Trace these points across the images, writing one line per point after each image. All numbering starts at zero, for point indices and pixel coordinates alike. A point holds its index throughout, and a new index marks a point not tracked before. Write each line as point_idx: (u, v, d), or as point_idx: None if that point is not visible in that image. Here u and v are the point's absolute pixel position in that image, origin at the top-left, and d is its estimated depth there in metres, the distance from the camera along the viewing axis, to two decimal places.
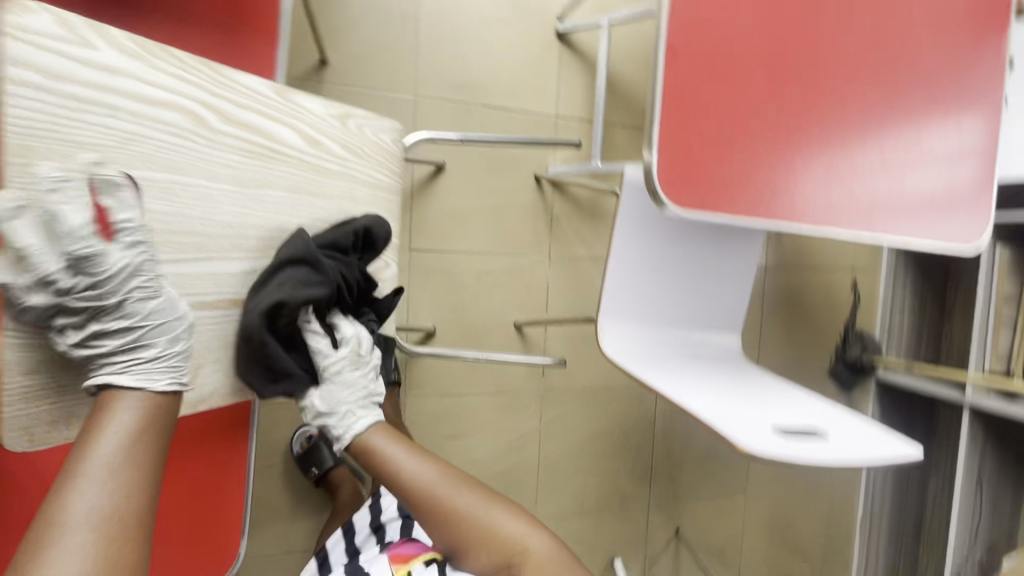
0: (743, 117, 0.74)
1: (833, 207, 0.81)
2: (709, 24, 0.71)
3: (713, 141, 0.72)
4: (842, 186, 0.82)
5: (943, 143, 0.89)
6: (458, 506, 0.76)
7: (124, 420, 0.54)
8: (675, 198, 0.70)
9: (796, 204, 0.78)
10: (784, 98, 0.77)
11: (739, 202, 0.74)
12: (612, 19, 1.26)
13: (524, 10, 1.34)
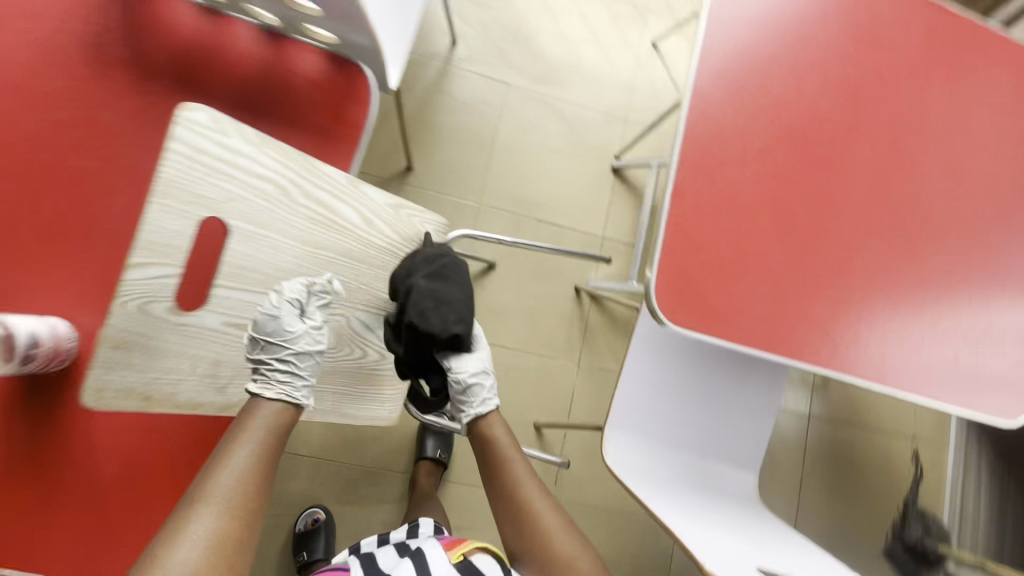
0: (750, 251, 0.82)
1: (839, 350, 0.84)
2: (722, 183, 0.82)
3: (723, 274, 0.80)
4: (850, 336, 0.85)
5: (966, 316, 0.91)
6: (529, 496, 0.74)
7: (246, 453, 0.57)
8: (673, 315, 0.77)
9: (800, 338, 0.83)
10: (793, 251, 0.84)
11: (738, 328, 0.80)
12: (662, 162, 1.45)
13: (584, 145, 1.55)
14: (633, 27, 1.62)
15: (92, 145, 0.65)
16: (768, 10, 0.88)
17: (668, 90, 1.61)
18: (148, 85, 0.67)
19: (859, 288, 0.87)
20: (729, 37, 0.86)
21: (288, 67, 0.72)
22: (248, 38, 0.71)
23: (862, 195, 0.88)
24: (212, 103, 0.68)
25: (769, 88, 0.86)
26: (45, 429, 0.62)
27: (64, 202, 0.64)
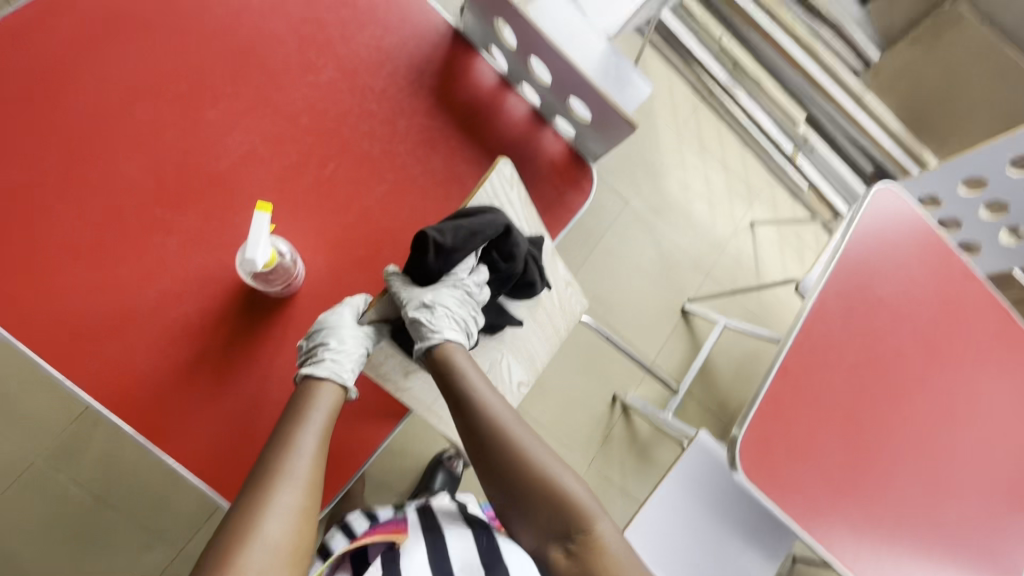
0: (818, 443, 0.95)
1: (857, 556, 0.96)
2: (817, 377, 0.96)
3: (793, 452, 0.93)
4: (867, 549, 0.97)
5: (961, 574, 1.03)
6: (529, 455, 0.64)
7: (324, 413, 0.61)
8: (746, 465, 0.90)
9: (830, 531, 0.95)
10: (848, 456, 0.98)
11: (788, 501, 0.92)
12: (729, 324, 1.61)
13: (667, 279, 1.73)
14: (740, 203, 1.86)
15: (382, 139, 0.79)
16: (889, 261, 1.07)
17: (749, 266, 1.82)
18: (444, 110, 0.83)
19: (886, 511, 0.99)
20: (856, 268, 1.04)
21: (540, 144, 0.89)
22: (523, 112, 0.89)
23: (912, 434, 1.03)
24: (480, 146, 0.84)
25: (872, 318, 1.03)
26: (250, 341, 0.70)
27: (345, 170, 0.77)
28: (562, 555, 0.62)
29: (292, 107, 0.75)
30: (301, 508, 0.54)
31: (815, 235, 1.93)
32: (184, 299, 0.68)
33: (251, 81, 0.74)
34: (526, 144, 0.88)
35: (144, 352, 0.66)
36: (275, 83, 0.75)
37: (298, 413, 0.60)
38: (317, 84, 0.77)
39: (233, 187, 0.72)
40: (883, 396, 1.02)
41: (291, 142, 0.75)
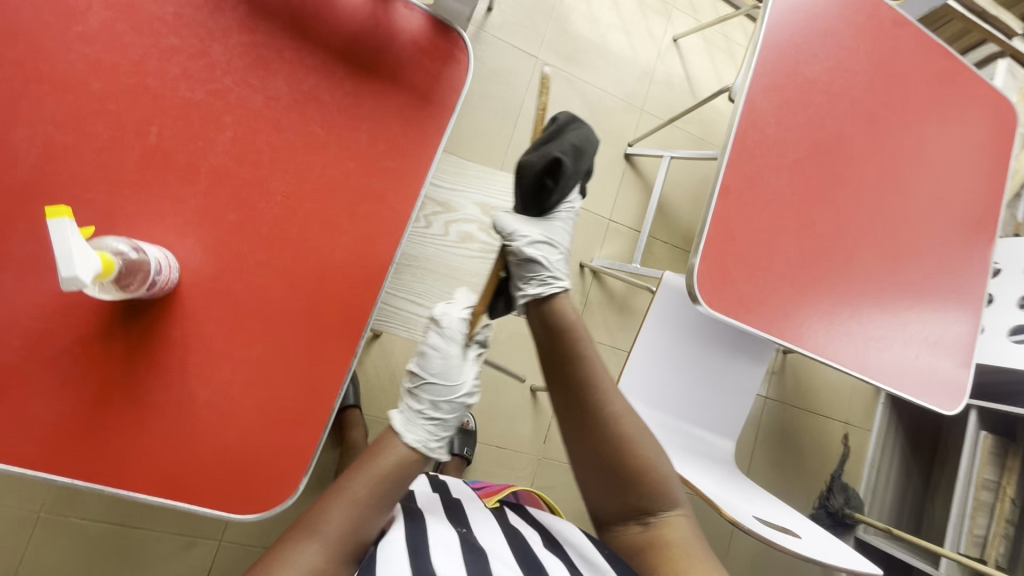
0: (774, 251, 0.94)
1: (830, 341, 1.00)
2: (760, 184, 0.92)
3: (752, 268, 0.92)
4: (839, 331, 1.01)
5: (928, 323, 1.09)
6: (625, 429, 0.73)
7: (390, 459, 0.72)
8: (708, 296, 0.89)
9: (803, 328, 0.97)
10: (806, 251, 0.97)
11: (755, 314, 0.93)
12: (674, 155, 1.54)
13: (602, 129, 1.62)
14: (658, 20, 1.68)
15: (200, 77, 0.65)
16: (814, 34, 0.97)
17: (683, 87, 1.70)
18: (262, 16, 0.68)
19: (851, 291, 1.02)
20: (781, 54, 0.94)
21: (392, 23, 0.74)
22: None
23: (865, 210, 1.02)
24: (321, 48, 0.70)
25: (806, 104, 0.96)
26: (154, 348, 0.64)
27: (172, 128, 0.64)
28: (637, 529, 0.73)
29: (75, 72, 0.61)
30: (318, 564, 0.64)
31: (743, 31, 1.78)
32: (57, 332, 0.61)
33: (10, 57, 0.60)
34: (375, 27, 0.73)
35: (32, 398, 0.60)
36: (40, 48, 0.60)
37: (364, 463, 0.71)
38: (91, 34, 0.62)
39: (50, 191, 0.61)
40: (831, 181, 0.98)
41: (93, 117, 0.62)
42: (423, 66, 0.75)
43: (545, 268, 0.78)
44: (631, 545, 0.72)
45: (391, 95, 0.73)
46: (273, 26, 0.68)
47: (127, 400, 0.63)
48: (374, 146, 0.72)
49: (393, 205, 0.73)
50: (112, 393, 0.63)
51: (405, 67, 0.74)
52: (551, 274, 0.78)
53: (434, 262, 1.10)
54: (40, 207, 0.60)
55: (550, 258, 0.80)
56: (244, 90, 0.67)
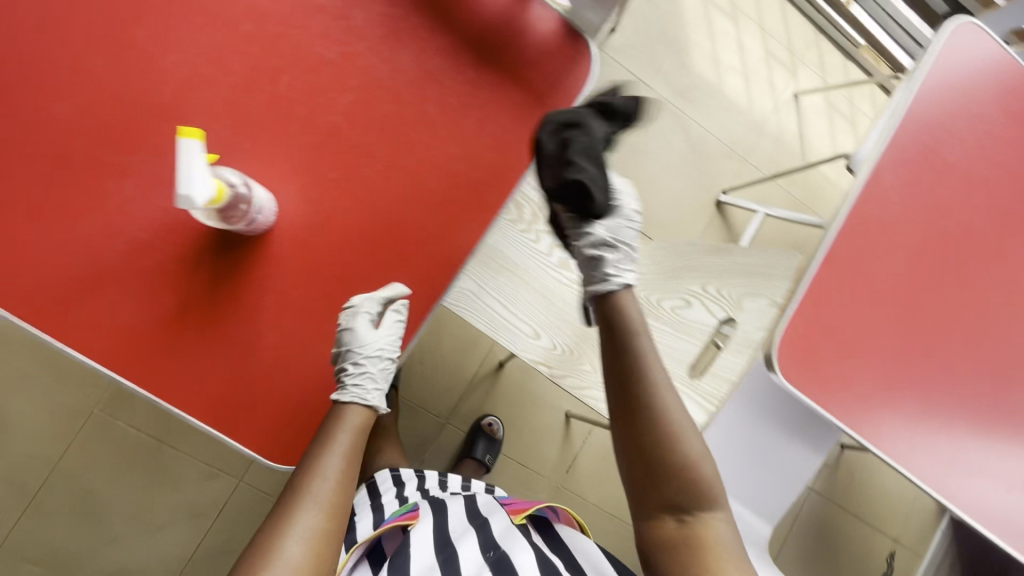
0: (867, 338, 0.87)
1: (916, 451, 0.88)
2: (866, 260, 0.85)
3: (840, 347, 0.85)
4: (931, 443, 0.89)
5: None
6: (691, 451, 0.66)
7: (342, 434, 0.67)
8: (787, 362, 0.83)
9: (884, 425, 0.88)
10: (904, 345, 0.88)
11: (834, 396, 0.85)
12: (769, 213, 1.47)
13: (698, 171, 1.57)
14: (782, 73, 1.62)
15: (338, 39, 0.68)
16: (962, 115, 0.89)
17: (794, 145, 1.62)
18: None
19: (953, 402, 0.90)
20: (920, 129, 0.87)
21: (526, 22, 0.74)
22: None
23: (982, 316, 0.92)
24: (452, 32, 0.71)
25: (939, 186, 0.88)
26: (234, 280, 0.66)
27: (301, 81, 0.67)
28: (675, 526, 0.65)
29: (227, 13, 0.65)
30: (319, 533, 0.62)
31: (871, 101, 1.67)
32: (157, 249, 0.65)
33: None
34: (509, 22, 0.73)
35: (121, 304, 0.65)
36: None
37: (313, 451, 0.65)
38: None
39: (181, 116, 0.64)
40: (947, 275, 0.89)
41: (234, 56, 0.65)
42: (546, 69, 0.74)
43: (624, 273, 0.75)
44: (674, 548, 0.64)
45: (508, 91, 0.73)
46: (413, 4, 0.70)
47: (200, 324, 0.66)
48: (480, 138, 0.72)
49: (484, 196, 0.72)
50: (190, 316, 0.66)
51: (528, 67, 0.74)
52: (609, 271, 0.74)
53: (534, 278, 1.02)
54: (167, 129, 0.64)
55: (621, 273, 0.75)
56: (373, 58, 0.69)
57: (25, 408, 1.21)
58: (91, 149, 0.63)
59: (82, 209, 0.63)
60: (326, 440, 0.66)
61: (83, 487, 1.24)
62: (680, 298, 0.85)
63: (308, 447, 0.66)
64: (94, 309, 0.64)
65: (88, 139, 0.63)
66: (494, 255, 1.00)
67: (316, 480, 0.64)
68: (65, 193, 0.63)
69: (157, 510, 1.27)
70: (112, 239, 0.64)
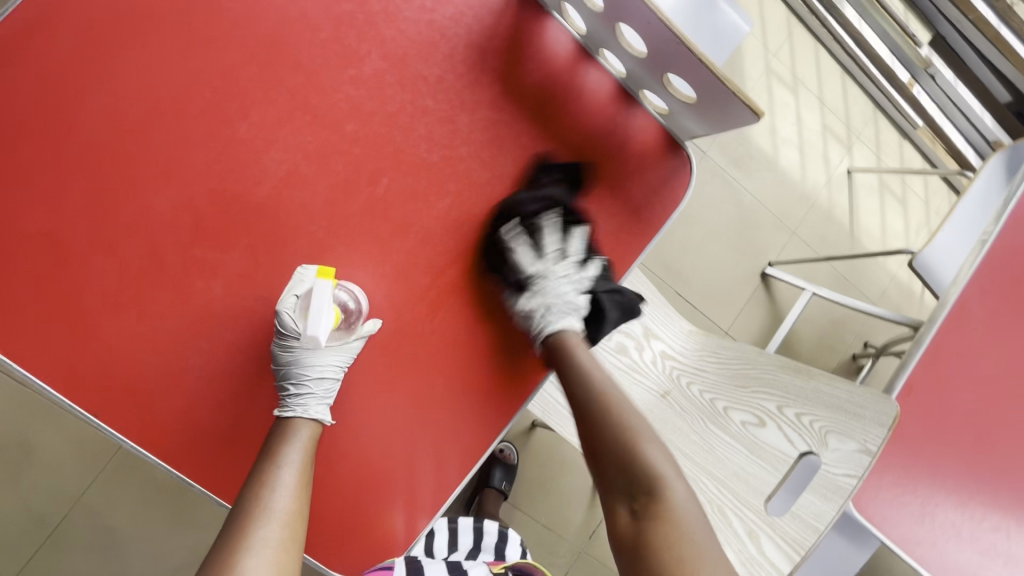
0: (941, 470, 0.83)
1: None
2: (945, 389, 0.83)
3: (914, 474, 0.83)
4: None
5: None
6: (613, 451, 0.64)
7: (294, 451, 0.60)
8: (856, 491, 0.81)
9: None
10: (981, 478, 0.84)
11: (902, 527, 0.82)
12: (818, 292, 1.45)
13: (746, 240, 1.55)
14: (837, 148, 1.60)
15: (442, 141, 0.66)
16: None
17: (843, 221, 1.60)
18: (513, 97, 0.68)
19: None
20: (1008, 258, 0.86)
21: (627, 130, 0.72)
22: (607, 92, 0.72)
23: None
24: (556, 140, 0.69)
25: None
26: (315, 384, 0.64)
27: (401, 182, 0.65)
28: (625, 518, 0.62)
29: (334, 109, 0.63)
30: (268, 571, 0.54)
31: (923, 182, 1.65)
32: (238, 348, 0.62)
33: (284, 82, 0.61)
34: (611, 131, 0.72)
35: (194, 403, 0.62)
36: (313, 81, 0.62)
37: (262, 465, 0.59)
38: (360, 79, 0.63)
39: (277, 213, 0.62)
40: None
41: (338, 154, 0.63)
42: (644, 181, 0.72)
43: (554, 317, 0.70)
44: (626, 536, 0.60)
45: (605, 201, 0.71)
46: (520, 109, 0.68)
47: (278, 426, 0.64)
48: (573, 247, 0.70)
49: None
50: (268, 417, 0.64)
51: (628, 177, 0.72)
52: (552, 313, 0.70)
53: None
54: (261, 226, 0.61)
55: (553, 287, 0.71)
56: (475, 163, 0.67)
57: (55, 437, 1.19)
58: (180, 242, 0.60)
59: (167, 304, 0.60)
60: (274, 454, 0.59)
61: (103, 522, 1.21)
62: (752, 413, 0.82)
63: (258, 461, 0.59)
64: (164, 407, 0.61)
65: (178, 231, 0.60)
66: None
67: (270, 494, 0.57)
68: (150, 286, 0.60)
69: (175, 551, 1.24)
70: (194, 336, 0.61)
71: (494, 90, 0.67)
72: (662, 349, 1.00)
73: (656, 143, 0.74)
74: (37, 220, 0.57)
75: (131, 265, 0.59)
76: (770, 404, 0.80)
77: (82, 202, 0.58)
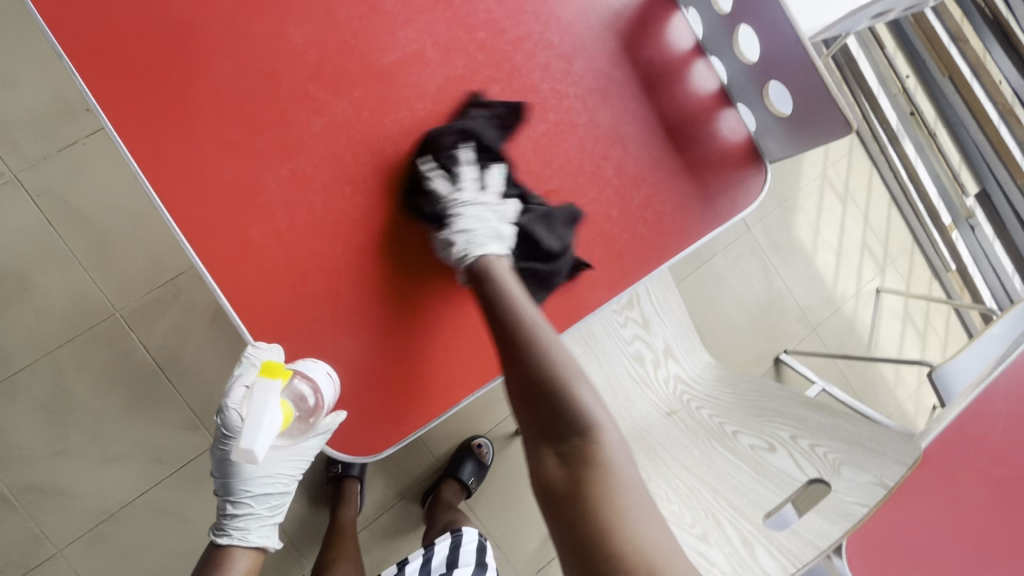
0: (934, 557, 0.80)
1: None
2: (954, 475, 0.82)
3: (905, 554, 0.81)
4: None
5: None
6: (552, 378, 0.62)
7: (238, 567, 0.73)
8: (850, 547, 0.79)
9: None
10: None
11: None
12: (827, 389, 1.45)
13: (768, 323, 1.57)
14: (871, 266, 1.66)
15: (554, 75, 0.70)
16: None
17: (863, 335, 1.63)
18: (625, 62, 0.73)
19: None
20: None
21: (716, 127, 0.77)
22: (707, 89, 0.77)
23: None
24: (651, 111, 0.74)
25: None
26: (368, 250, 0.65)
27: (507, 97, 0.69)
28: (554, 465, 0.60)
29: (471, 16, 0.68)
30: None
31: (945, 323, 1.70)
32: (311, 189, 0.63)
33: None
34: (702, 123, 0.76)
35: (251, 226, 0.62)
36: None
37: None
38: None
39: (390, 82, 0.66)
40: None
41: (461, 53, 0.68)
42: (720, 176, 0.76)
43: (472, 245, 0.65)
44: (555, 480, 0.59)
45: (680, 180, 0.75)
46: (628, 73, 0.73)
47: (318, 275, 0.64)
48: (642, 211, 0.73)
49: (625, 267, 0.72)
50: (312, 264, 0.64)
51: (706, 167, 0.76)
52: (474, 240, 0.66)
53: (606, 362, 0.97)
54: (374, 87, 0.65)
55: (467, 221, 0.66)
56: (576, 104, 0.71)
57: (53, 286, 1.16)
58: (296, 75, 0.63)
59: (265, 124, 0.62)
60: None
61: (63, 384, 1.15)
62: (764, 439, 0.80)
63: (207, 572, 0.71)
64: (225, 220, 0.62)
65: (298, 65, 0.63)
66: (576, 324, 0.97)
67: None
68: (255, 103, 0.62)
69: (121, 438, 1.17)
70: (277, 162, 0.63)
71: (610, 49, 0.73)
72: (676, 371, 1.00)
73: (739, 147, 0.78)
74: (182, 14, 0.61)
75: (246, 80, 0.62)
76: (784, 433, 0.79)
77: (227, 11, 0.62)
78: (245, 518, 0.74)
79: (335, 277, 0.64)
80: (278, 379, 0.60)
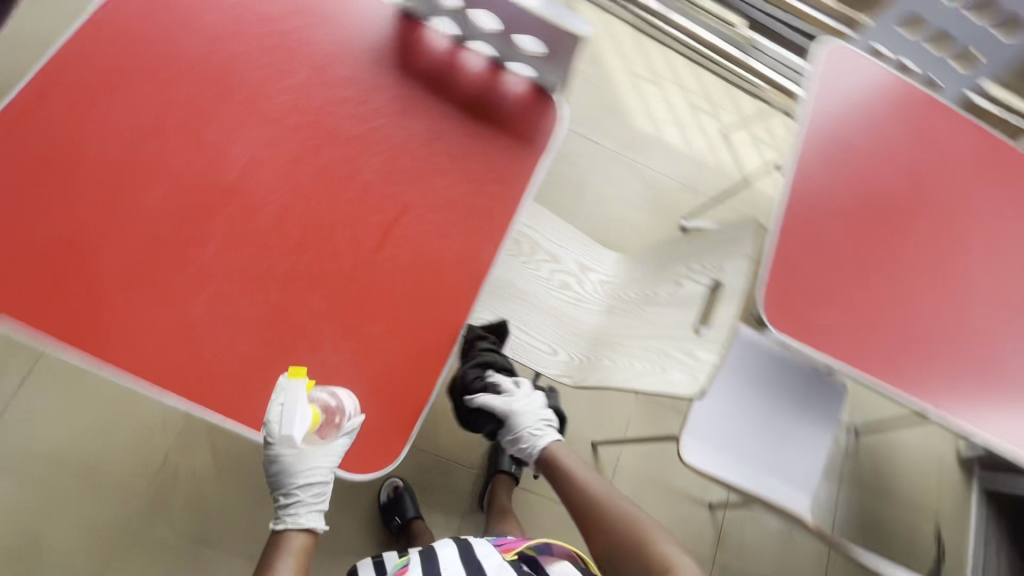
0: (831, 289, 1.02)
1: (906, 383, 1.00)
2: (812, 227, 1.04)
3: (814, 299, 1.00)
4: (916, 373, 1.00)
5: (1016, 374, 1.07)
6: None
7: (289, 555, 0.73)
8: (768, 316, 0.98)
9: (872, 368, 1.00)
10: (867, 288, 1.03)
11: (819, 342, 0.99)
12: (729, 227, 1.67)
13: (659, 206, 1.79)
14: (708, 119, 1.93)
15: (362, 118, 0.86)
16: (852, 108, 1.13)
17: (734, 173, 1.88)
18: (408, 80, 0.90)
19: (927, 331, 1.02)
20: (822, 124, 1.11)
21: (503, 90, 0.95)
22: (481, 67, 0.95)
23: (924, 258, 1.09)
24: (448, 104, 0.91)
25: (852, 163, 1.09)
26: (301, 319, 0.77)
27: (337, 152, 0.84)
28: None
29: (276, 110, 0.83)
30: None
31: (787, 129, 1.98)
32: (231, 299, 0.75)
33: (236, 98, 0.82)
34: (491, 92, 0.94)
35: (200, 350, 0.73)
36: (258, 94, 0.83)
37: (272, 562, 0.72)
38: (291, 87, 0.84)
39: (245, 189, 0.79)
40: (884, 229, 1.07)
41: (284, 140, 0.82)
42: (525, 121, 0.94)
43: (537, 441, 1.00)
44: None
45: (499, 139, 0.92)
46: (416, 87, 0.90)
47: (273, 358, 0.76)
48: (484, 176, 0.89)
49: (498, 221, 0.88)
50: (264, 352, 0.75)
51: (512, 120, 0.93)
52: (532, 437, 1.00)
53: (541, 302, 1.15)
54: (235, 200, 0.78)
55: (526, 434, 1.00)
56: (391, 129, 0.87)
57: (61, 531, 1.19)
58: (172, 223, 0.76)
59: (167, 271, 0.74)
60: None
61: None
62: (673, 281, 0.99)
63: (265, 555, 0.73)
64: (177, 358, 0.72)
65: (169, 216, 0.76)
66: (503, 288, 1.15)
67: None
68: (151, 260, 0.74)
69: None
70: (193, 293, 0.75)
71: (392, 77, 0.89)
72: (597, 278, 1.20)
73: (528, 94, 0.96)
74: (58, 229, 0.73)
75: (135, 248, 0.74)
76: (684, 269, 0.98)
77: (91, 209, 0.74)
78: (296, 508, 0.77)
79: (287, 352, 0.76)
80: (300, 380, 0.72)
